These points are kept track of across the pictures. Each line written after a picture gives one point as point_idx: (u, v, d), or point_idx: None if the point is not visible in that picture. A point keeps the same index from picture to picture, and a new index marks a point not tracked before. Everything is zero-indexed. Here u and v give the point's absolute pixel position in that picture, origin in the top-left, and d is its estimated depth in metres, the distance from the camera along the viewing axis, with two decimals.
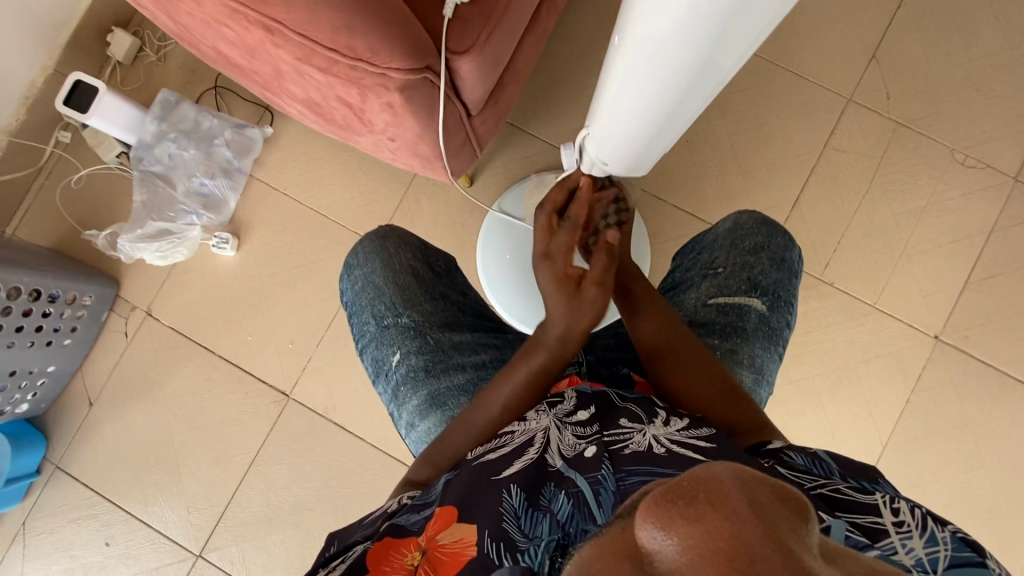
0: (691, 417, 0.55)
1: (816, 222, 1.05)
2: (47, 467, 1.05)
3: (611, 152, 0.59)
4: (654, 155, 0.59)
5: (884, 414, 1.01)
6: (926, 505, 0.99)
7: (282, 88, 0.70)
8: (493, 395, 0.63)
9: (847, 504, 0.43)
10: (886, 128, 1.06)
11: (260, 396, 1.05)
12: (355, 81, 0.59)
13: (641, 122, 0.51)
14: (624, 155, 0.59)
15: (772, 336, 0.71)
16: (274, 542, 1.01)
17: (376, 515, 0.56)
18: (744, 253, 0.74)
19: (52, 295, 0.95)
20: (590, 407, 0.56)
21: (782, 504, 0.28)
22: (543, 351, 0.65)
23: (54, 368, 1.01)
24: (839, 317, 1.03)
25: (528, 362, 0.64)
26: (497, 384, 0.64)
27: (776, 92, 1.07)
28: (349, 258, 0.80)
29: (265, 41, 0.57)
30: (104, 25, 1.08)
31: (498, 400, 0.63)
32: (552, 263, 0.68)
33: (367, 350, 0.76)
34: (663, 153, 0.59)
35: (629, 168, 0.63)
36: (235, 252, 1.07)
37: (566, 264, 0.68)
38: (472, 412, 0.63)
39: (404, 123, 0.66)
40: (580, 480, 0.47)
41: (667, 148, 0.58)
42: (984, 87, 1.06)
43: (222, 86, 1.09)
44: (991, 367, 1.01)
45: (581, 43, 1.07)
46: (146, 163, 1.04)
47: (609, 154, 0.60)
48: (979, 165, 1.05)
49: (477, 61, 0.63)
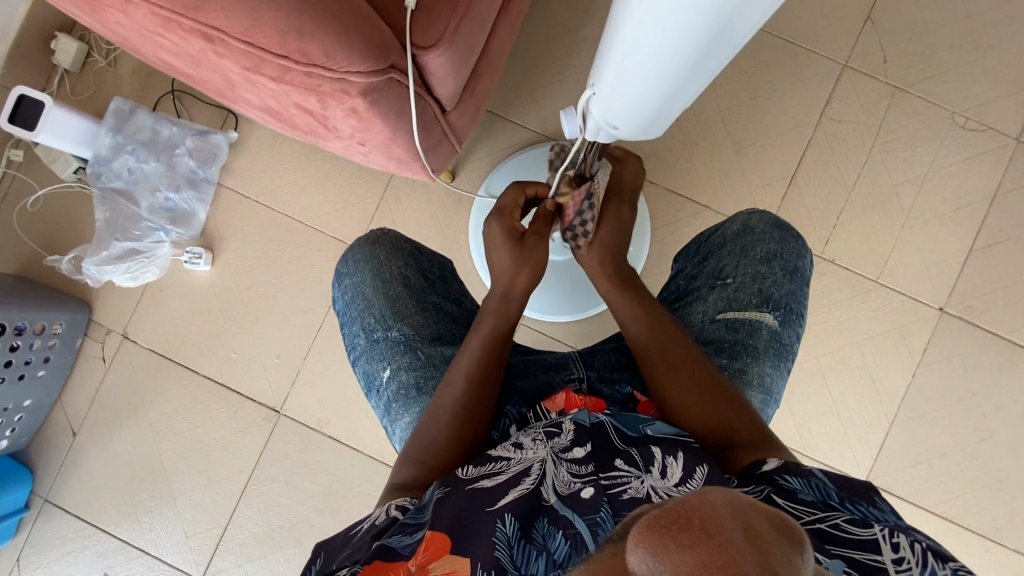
0: (687, 454, 0.52)
1: (814, 197, 1.01)
2: (35, 501, 1.01)
3: (617, 111, 0.46)
4: (681, 104, 0.44)
5: (890, 391, 0.99)
6: (934, 479, 0.98)
7: (236, 96, 0.65)
8: (456, 370, 0.63)
9: (850, 542, 0.41)
10: (883, 93, 1.01)
11: (249, 414, 1.01)
12: (312, 89, 0.53)
13: (682, 54, 0.36)
14: (647, 106, 0.44)
15: (783, 353, 0.68)
16: (276, 560, 0.99)
17: (362, 526, 0.53)
18: (755, 263, 0.70)
19: (19, 327, 0.90)
20: (587, 444, 0.53)
21: (777, 530, 0.26)
22: (492, 315, 0.66)
23: (31, 402, 0.97)
24: (842, 294, 1.00)
25: (478, 333, 0.65)
26: (457, 358, 0.64)
27: (768, 61, 1.01)
28: (339, 266, 0.75)
29: (206, 50, 0.52)
30: (47, 31, 1.00)
31: (461, 375, 0.62)
32: (500, 219, 0.69)
33: (358, 362, 0.72)
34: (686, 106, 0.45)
35: (644, 129, 0.48)
36: (209, 266, 1.01)
37: (513, 219, 0.70)
38: (441, 393, 0.62)
39: (372, 127, 0.61)
40: (578, 521, 0.45)
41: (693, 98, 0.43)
42: (984, 44, 1.01)
43: (179, 90, 1.03)
44: (996, 336, 0.99)
45: (559, 20, 1.00)
46: (105, 178, 0.98)
47: (617, 113, 0.46)
48: (980, 127, 1.00)
49: (447, 54, 0.57)
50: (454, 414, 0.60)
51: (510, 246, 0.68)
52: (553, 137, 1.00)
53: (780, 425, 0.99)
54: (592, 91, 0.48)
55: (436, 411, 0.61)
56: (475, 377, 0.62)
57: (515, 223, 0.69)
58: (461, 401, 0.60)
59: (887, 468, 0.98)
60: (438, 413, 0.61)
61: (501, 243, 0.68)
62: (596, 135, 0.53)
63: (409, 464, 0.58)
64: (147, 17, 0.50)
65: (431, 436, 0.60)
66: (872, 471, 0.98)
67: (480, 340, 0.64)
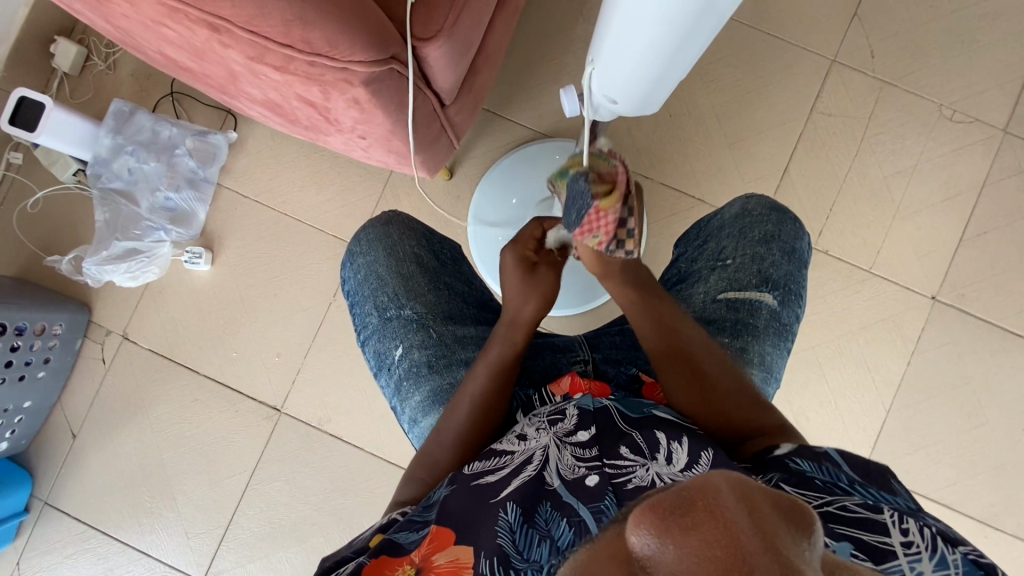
0: (691, 440, 0.51)
1: (807, 189, 1.02)
2: (35, 505, 1.00)
3: (615, 86, 0.47)
4: (677, 75, 0.45)
5: (886, 378, 1.00)
6: (932, 466, 0.99)
7: (238, 90, 0.66)
8: (461, 395, 0.62)
9: (858, 523, 0.41)
10: (872, 87, 1.03)
11: (250, 412, 1.01)
12: (315, 79, 0.55)
13: (673, 19, 0.36)
14: (641, 80, 0.45)
15: (782, 332, 0.69)
16: (278, 559, 0.99)
17: (363, 535, 0.54)
18: (753, 244, 0.71)
19: (19, 327, 0.90)
20: (591, 427, 0.53)
21: (783, 514, 0.27)
22: (499, 344, 0.65)
23: (31, 404, 0.97)
24: (836, 284, 1.01)
25: (487, 362, 0.64)
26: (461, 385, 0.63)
27: (759, 58, 1.03)
28: (352, 245, 0.76)
29: (212, 41, 0.53)
30: (47, 36, 1.01)
31: (466, 399, 0.62)
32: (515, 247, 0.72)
33: (369, 342, 0.73)
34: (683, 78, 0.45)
35: (642, 102, 0.49)
36: (209, 266, 1.02)
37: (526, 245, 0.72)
38: (445, 419, 0.62)
39: (374, 119, 0.62)
40: (583, 509, 0.44)
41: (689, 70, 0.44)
42: (968, 38, 1.03)
43: (178, 92, 1.04)
44: (989, 324, 1.01)
45: (553, 20, 1.02)
46: (105, 178, 0.99)
47: (614, 86, 0.47)
48: (967, 119, 1.03)
49: (446, 47, 0.58)
50: (458, 438, 0.60)
51: (520, 274, 0.70)
52: (550, 133, 1.02)
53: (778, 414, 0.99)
54: (592, 66, 0.49)
55: (440, 433, 0.61)
56: (483, 404, 0.61)
57: (527, 253, 0.71)
58: (464, 427, 0.60)
59: (885, 455, 0.99)
60: (444, 436, 0.61)
61: (512, 271, 0.71)
62: (597, 111, 0.54)
63: (410, 484, 0.59)
64: (153, 7, 0.51)
65: (432, 452, 0.61)
66: (870, 458, 0.99)
67: (486, 367, 0.63)
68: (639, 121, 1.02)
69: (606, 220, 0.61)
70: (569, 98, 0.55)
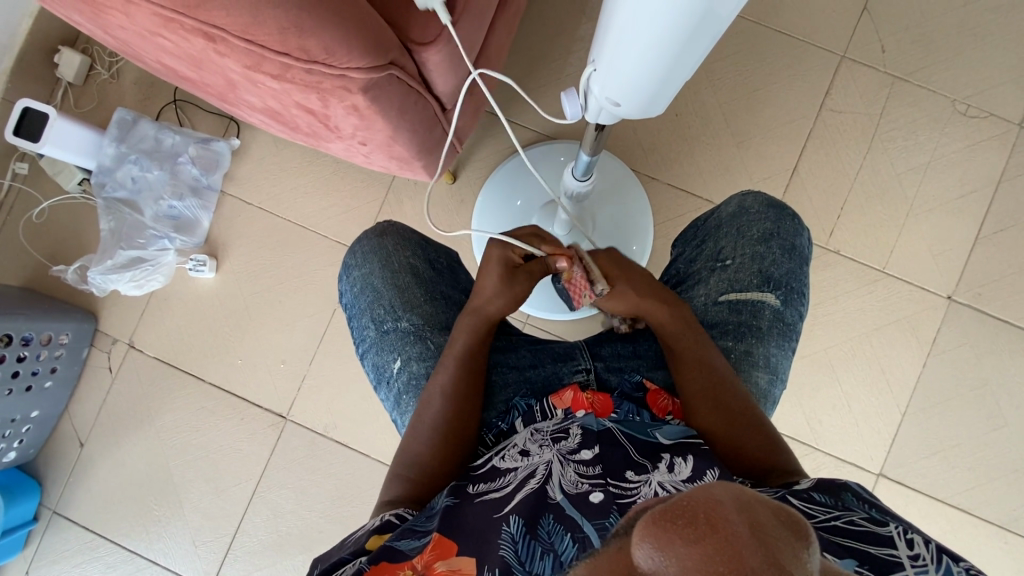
0: (695, 452, 0.50)
1: (818, 189, 1.00)
2: (44, 513, 1.01)
3: (619, 90, 0.46)
4: (680, 79, 0.43)
5: (901, 381, 0.98)
6: (950, 470, 0.96)
7: (239, 99, 0.65)
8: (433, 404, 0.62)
9: (865, 536, 0.41)
10: (884, 83, 1.01)
11: (256, 421, 1.01)
12: (314, 87, 0.54)
13: (676, 16, 0.35)
14: (642, 84, 0.44)
15: (787, 332, 0.68)
16: (285, 567, 0.98)
17: (357, 533, 0.53)
18: (752, 243, 0.69)
19: (25, 338, 0.90)
20: (595, 446, 0.51)
21: (784, 524, 0.26)
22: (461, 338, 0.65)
23: (38, 414, 0.97)
24: (849, 285, 0.99)
25: (455, 364, 0.63)
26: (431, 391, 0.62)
27: (766, 55, 1.01)
28: (348, 258, 0.75)
29: (207, 50, 0.52)
30: (51, 46, 1.01)
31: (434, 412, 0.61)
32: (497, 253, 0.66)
33: (367, 355, 0.72)
34: (684, 81, 0.44)
35: (644, 108, 0.47)
36: (214, 273, 1.02)
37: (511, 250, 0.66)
38: (415, 434, 0.61)
39: (372, 125, 0.60)
40: (586, 526, 0.43)
41: (689, 74, 0.42)
42: (982, 30, 1.01)
43: (181, 99, 1.03)
44: (1006, 323, 0.98)
45: (556, 20, 1.01)
46: (109, 187, 0.99)
47: (617, 88, 0.46)
48: (981, 113, 1.00)
49: (445, 51, 0.58)
50: (434, 438, 0.60)
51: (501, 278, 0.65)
52: (554, 135, 1.00)
53: (790, 418, 0.97)
54: (593, 68, 0.48)
55: (417, 435, 0.61)
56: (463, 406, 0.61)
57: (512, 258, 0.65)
58: (435, 428, 0.60)
59: (901, 459, 0.97)
60: (419, 442, 0.61)
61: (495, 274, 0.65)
62: (598, 115, 0.53)
63: (400, 486, 0.59)
64: (148, 17, 0.50)
65: (410, 462, 0.60)
66: (886, 462, 0.97)
67: (460, 365, 0.64)
68: (643, 121, 1.01)
69: (578, 282, 0.66)
70: (569, 98, 0.53)
